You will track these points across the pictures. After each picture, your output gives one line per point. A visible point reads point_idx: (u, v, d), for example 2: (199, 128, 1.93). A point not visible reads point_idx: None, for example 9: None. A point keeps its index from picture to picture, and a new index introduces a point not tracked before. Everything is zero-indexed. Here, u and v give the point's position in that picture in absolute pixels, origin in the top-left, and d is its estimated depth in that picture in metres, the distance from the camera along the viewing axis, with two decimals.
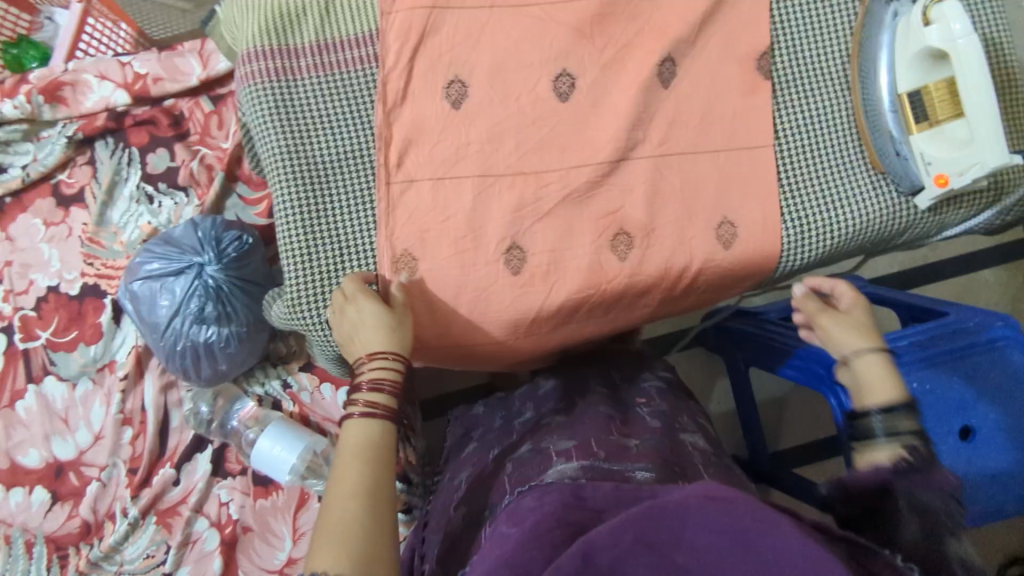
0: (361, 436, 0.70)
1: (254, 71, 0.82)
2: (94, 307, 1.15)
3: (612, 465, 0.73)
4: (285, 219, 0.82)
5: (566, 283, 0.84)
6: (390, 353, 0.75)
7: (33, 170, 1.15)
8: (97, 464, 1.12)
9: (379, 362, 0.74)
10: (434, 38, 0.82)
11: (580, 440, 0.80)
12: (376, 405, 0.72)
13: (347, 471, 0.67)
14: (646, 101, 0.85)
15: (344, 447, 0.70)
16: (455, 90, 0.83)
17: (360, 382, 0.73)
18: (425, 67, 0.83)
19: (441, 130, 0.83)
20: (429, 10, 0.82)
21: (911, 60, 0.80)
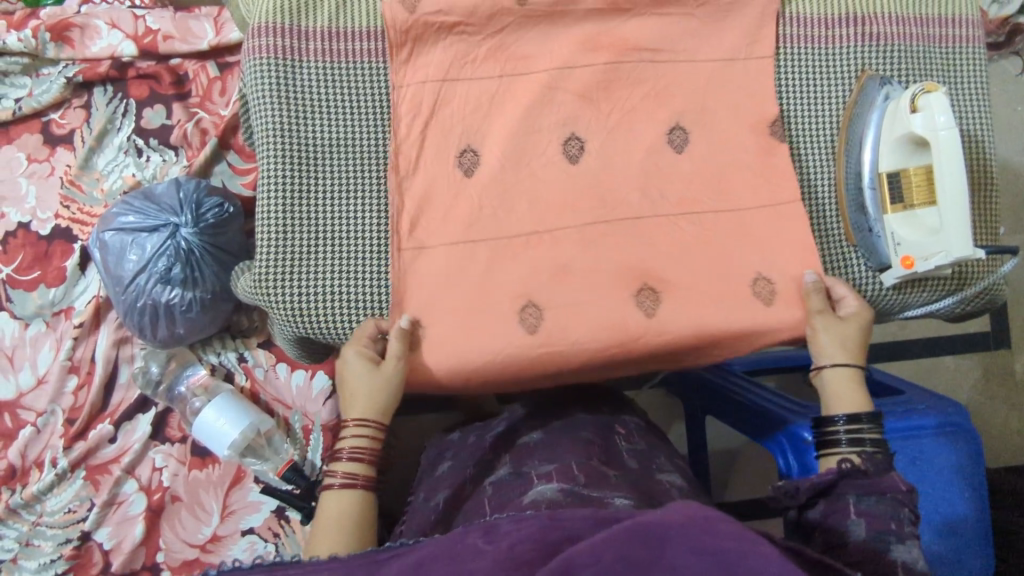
0: (339, 513, 0.75)
1: (260, 46, 0.82)
2: (61, 250, 1.13)
3: (592, 491, 0.77)
4: (267, 194, 0.83)
5: (545, 305, 0.82)
6: (370, 420, 0.80)
7: (26, 104, 1.14)
8: (35, 409, 1.11)
9: (358, 429, 0.79)
10: (445, 110, 0.85)
11: (561, 463, 0.83)
12: (355, 476, 0.77)
13: (323, 542, 0.73)
14: (654, 162, 0.87)
15: (322, 517, 0.76)
16: (468, 159, 0.85)
17: (339, 451, 0.79)
18: (437, 138, 0.84)
19: (453, 195, 0.84)
20: (439, 84, 0.84)
21: (894, 142, 0.83)
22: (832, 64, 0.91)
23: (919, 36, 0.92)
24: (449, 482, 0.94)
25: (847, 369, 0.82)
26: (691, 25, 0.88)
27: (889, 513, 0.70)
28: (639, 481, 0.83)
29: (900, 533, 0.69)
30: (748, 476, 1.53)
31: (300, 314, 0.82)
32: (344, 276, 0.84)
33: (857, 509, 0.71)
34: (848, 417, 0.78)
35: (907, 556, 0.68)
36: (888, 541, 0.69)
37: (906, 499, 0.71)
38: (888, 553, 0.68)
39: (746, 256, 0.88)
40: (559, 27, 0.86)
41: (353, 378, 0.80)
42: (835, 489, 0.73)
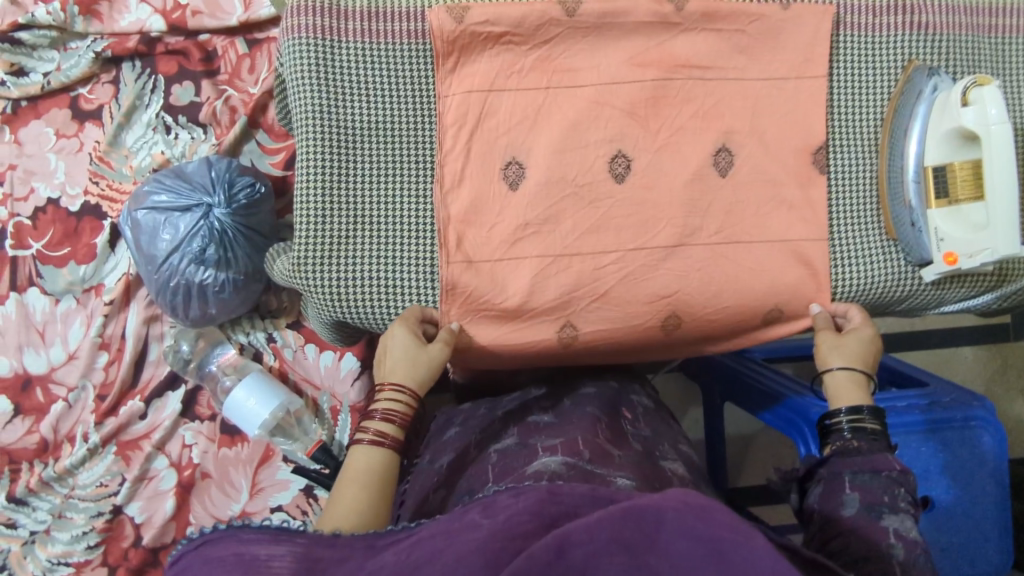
0: (367, 467, 0.72)
1: (300, 26, 0.81)
2: (91, 227, 1.13)
3: (596, 467, 0.76)
4: (305, 178, 0.83)
5: (583, 298, 0.84)
6: (408, 389, 0.79)
7: (54, 79, 1.12)
8: (66, 384, 1.13)
9: (394, 394, 0.78)
10: (490, 121, 0.83)
11: (567, 438, 0.83)
12: (385, 436, 0.75)
13: (344, 494, 0.70)
14: (698, 189, 0.86)
15: (346, 471, 0.72)
16: (512, 172, 0.84)
17: (373, 411, 0.77)
18: (482, 149, 0.83)
19: (498, 213, 0.84)
20: (485, 94, 0.83)
21: (941, 136, 0.81)
22: (879, 53, 0.89)
23: (970, 26, 0.90)
24: (451, 447, 0.94)
25: (856, 372, 0.82)
26: (739, 37, 0.87)
27: (881, 489, 0.71)
28: (642, 464, 0.82)
29: (892, 505, 0.70)
30: (763, 462, 1.54)
31: (337, 299, 0.83)
32: (382, 261, 0.84)
33: (850, 484, 0.73)
34: (849, 408, 0.79)
35: (901, 527, 0.69)
36: (880, 511, 0.70)
37: (900, 478, 0.72)
38: (879, 520, 0.69)
39: (781, 246, 0.87)
40: (607, 41, 0.85)
41: (393, 344, 0.80)
42: (824, 473, 0.75)
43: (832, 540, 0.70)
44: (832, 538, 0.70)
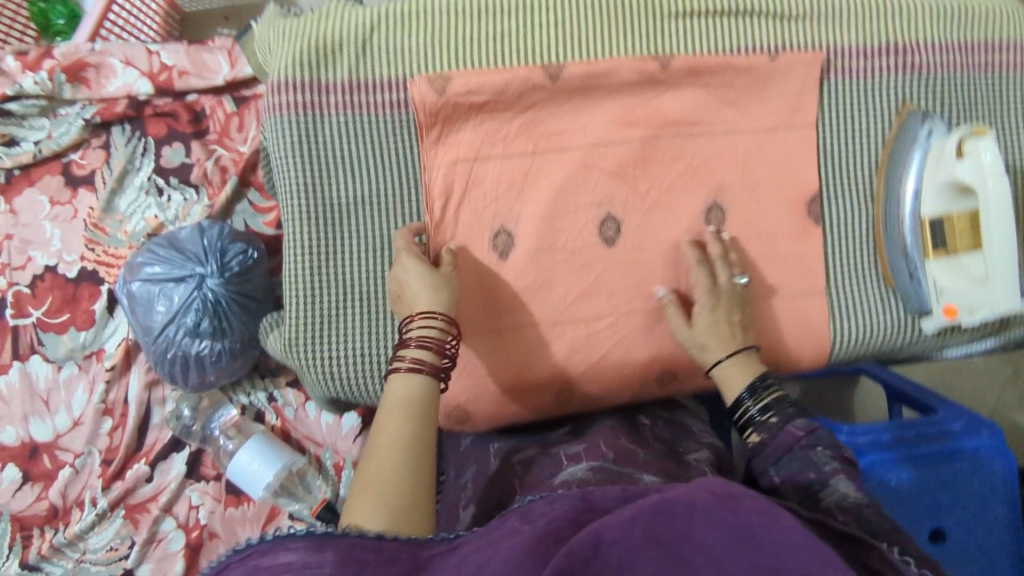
0: (408, 397, 0.66)
1: (281, 103, 0.80)
2: (89, 293, 1.14)
3: (622, 466, 0.72)
4: (292, 255, 0.82)
5: (579, 364, 0.84)
6: (437, 312, 0.72)
7: (45, 147, 1.12)
8: (73, 450, 1.13)
9: (426, 321, 0.71)
10: (476, 190, 0.83)
11: (588, 443, 0.79)
12: (422, 362, 0.69)
13: (390, 425, 0.64)
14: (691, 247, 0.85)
15: (389, 399, 0.66)
16: (502, 241, 0.83)
17: (407, 338, 0.70)
18: (470, 219, 0.82)
19: (489, 283, 0.83)
20: (471, 163, 0.82)
21: (937, 187, 0.79)
22: (872, 98, 0.87)
23: (963, 65, 0.87)
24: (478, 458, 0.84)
25: (740, 354, 0.77)
26: (727, 92, 0.85)
27: (804, 465, 0.68)
28: (669, 460, 0.77)
29: (820, 476, 0.66)
30: None
31: (331, 376, 0.82)
32: (373, 336, 0.82)
33: (779, 476, 0.69)
34: (750, 392, 0.74)
35: (839, 495, 0.64)
36: (815, 490, 0.66)
37: (812, 440, 0.69)
38: (819, 502, 0.64)
39: (780, 303, 0.85)
40: (592, 103, 0.84)
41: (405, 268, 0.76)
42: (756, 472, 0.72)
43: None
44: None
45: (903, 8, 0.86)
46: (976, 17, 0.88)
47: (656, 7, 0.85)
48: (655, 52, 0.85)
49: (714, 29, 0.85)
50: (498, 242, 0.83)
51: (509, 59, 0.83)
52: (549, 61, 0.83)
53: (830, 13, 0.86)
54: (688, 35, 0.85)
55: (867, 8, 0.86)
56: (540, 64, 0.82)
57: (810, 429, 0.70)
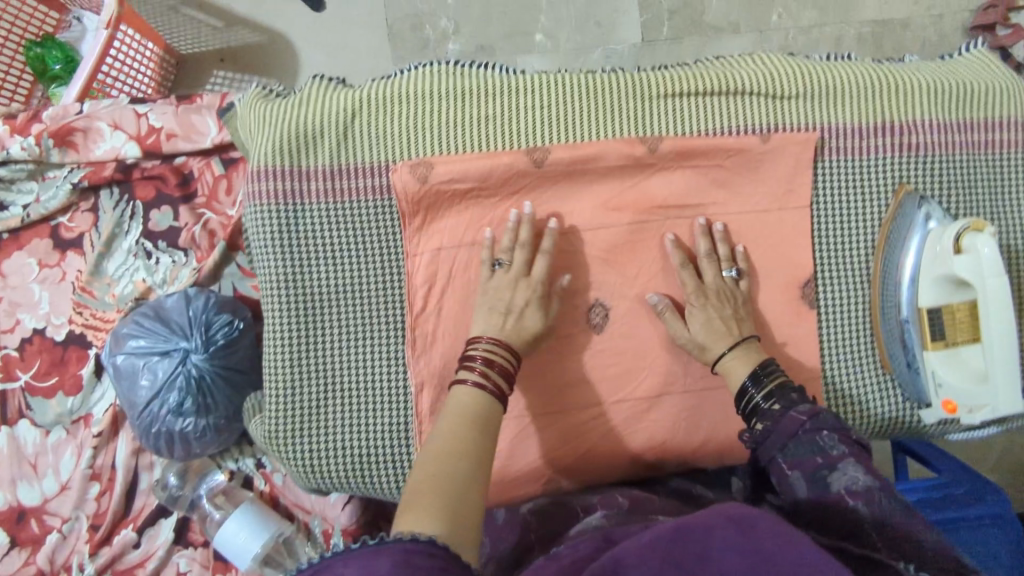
0: (467, 413, 0.65)
1: (262, 192, 0.80)
2: (76, 357, 1.13)
3: (636, 513, 0.71)
4: (273, 344, 0.81)
5: (567, 455, 0.82)
6: (501, 343, 0.73)
7: (34, 211, 1.12)
8: (60, 515, 1.11)
9: (492, 344, 0.72)
10: (460, 277, 0.81)
11: (604, 495, 0.77)
12: (487, 380, 0.69)
13: (455, 433, 0.63)
14: None
15: (453, 408, 0.66)
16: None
17: (473, 355, 0.71)
18: (455, 306, 0.81)
19: None
20: (455, 250, 0.81)
21: (933, 279, 0.77)
22: (867, 178, 0.84)
23: (961, 144, 0.85)
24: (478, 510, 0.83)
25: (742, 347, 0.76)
26: (718, 172, 0.83)
27: (811, 450, 0.65)
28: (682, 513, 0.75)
29: (829, 461, 0.64)
30: None
31: (312, 468, 0.81)
32: (356, 426, 0.81)
33: (786, 462, 0.66)
34: (753, 380, 0.72)
35: (848, 480, 0.63)
36: (824, 477, 0.64)
37: (817, 424, 0.66)
38: (829, 489, 0.63)
39: None
40: (579, 186, 0.83)
41: (494, 290, 0.77)
42: (764, 461, 0.69)
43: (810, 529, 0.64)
44: (808, 527, 0.64)
45: (898, 87, 0.85)
46: (973, 95, 0.86)
47: (643, 88, 0.83)
48: (643, 134, 0.83)
49: (704, 109, 0.84)
50: None
51: (494, 143, 0.82)
52: (534, 143, 0.82)
53: (822, 92, 0.84)
54: (677, 115, 0.83)
55: (860, 88, 0.85)
56: (524, 149, 0.81)
57: (813, 411, 0.67)
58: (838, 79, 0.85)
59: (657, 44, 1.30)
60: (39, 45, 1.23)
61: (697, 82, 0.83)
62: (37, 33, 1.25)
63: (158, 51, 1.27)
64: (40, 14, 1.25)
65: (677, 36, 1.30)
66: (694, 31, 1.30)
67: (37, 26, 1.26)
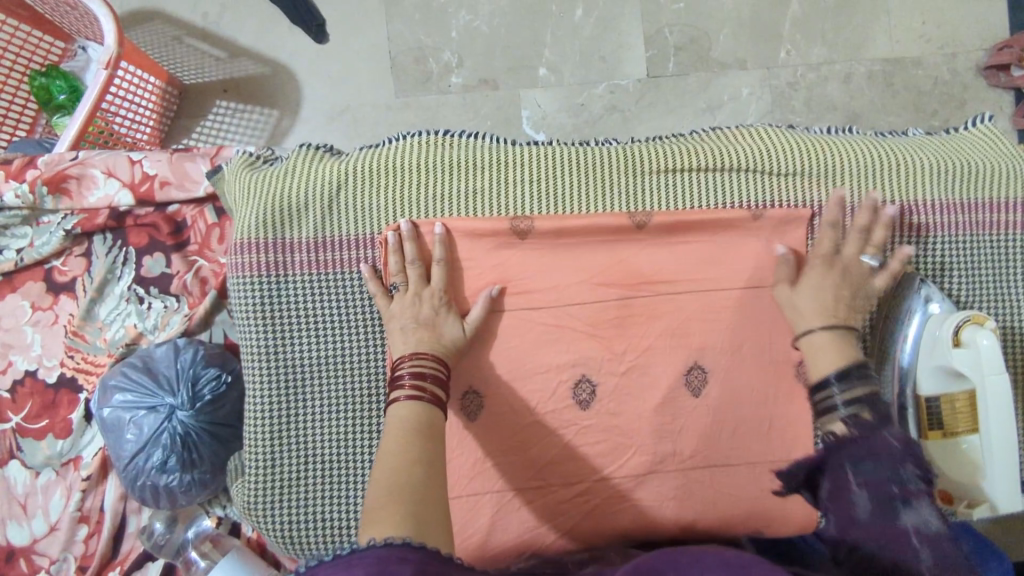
0: (410, 422, 0.67)
1: (245, 264, 0.80)
2: (67, 400, 1.14)
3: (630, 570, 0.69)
4: (255, 415, 0.81)
5: (549, 534, 0.81)
6: (429, 354, 0.74)
7: (27, 256, 1.13)
8: (48, 555, 1.12)
9: (418, 361, 0.73)
10: None
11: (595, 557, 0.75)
12: (424, 389, 0.70)
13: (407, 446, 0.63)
14: (669, 412, 0.82)
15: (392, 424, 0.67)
16: (470, 402, 0.81)
17: (401, 372, 0.72)
18: None
19: (457, 445, 0.82)
20: None
21: (932, 368, 0.76)
22: (864, 258, 0.83)
23: (965, 225, 0.83)
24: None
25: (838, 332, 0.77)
26: (708, 247, 0.83)
27: (889, 475, 0.59)
28: None
29: (905, 494, 0.58)
30: None
31: (291, 540, 0.81)
32: (333, 499, 0.82)
33: (855, 479, 0.60)
34: (838, 374, 0.72)
35: (919, 520, 0.57)
36: (898, 509, 0.58)
37: (905, 455, 0.61)
38: (897, 520, 0.57)
39: (759, 470, 0.83)
40: (569, 260, 0.82)
41: (399, 309, 0.77)
42: (827, 467, 0.64)
43: (851, 554, 0.57)
44: (852, 551, 0.57)
45: (899, 165, 0.83)
46: (977, 174, 0.84)
47: (634, 163, 0.82)
48: (635, 208, 0.82)
49: (697, 185, 0.82)
50: (467, 402, 0.81)
51: (481, 211, 0.82)
52: (521, 214, 0.82)
53: (821, 169, 0.83)
54: (669, 192, 0.82)
55: (860, 165, 0.83)
56: (507, 218, 0.81)
57: (906, 442, 0.62)
58: (836, 155, 0.83)
59: (663, 80, 1.28)
60: (43, 75, 1.24)
61: (692, 158, 0.82)
62: (42, 63, 1.26)
63: (160, 84, 1.27)
64: (44, 44, 1.26)
65: (682, 73, 1.28)
66: (699, 67, 1.28)
67: (41, 55, 1.26)
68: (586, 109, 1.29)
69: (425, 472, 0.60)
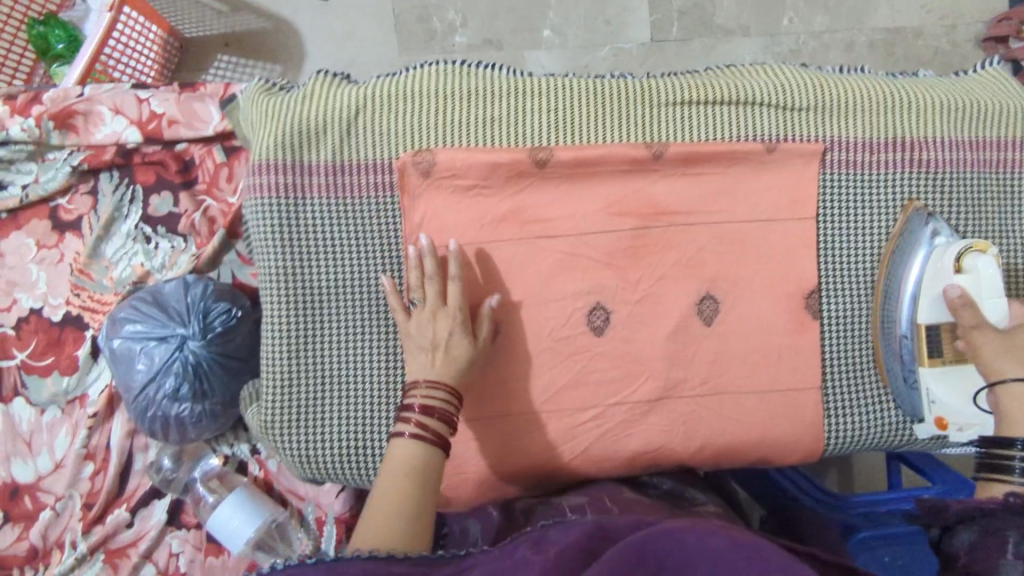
0: (401, 466, 0.68)
1: (264, 185, 0.81)
2: (73, 337, 1.14)
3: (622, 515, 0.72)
4: (272, 335, 0.82)
5: (561, 456, 0.84)
6: (442, 383, 0.73)
7: (32, 193, 1.13)
8: (54, 492, 1.13)
9: (430, 389, 0.73)
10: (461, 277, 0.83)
11: (591, 497, 0.81)
12: (427, 428, 0.70)
13: (400, 492, 0.66)
14: (680, 341, 0.84)
15: (392, 458, 0.69)
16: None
17: (411, 401, 0.72)
18: None
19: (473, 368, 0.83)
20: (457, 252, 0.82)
21: (932, 296, 0.78)
22: (873, 191, 0.85)
23: (964, 161, 0.86)
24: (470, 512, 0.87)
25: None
26: (721, 181, 0.85)
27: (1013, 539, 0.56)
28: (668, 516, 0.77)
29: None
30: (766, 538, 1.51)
31: (306, 458, 0.83)
32: (348, 420, 0.83)
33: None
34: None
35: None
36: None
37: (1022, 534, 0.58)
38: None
39: (767, 397, 0.85)
40: (585, 190, 0.84)
41: (416, 328, 0.76)
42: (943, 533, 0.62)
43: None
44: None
45: (905, 103, 0.86)
46: (977, 114, 0.87)
47: (651, 95, 0.84)
48: (650, 140, 0.84)
49: (710, 118, 0.84)
50: None
51: (501, 139, 0.83)
52: (540, 144, 0.83)
53: (830, 104, 0.85)
54: (683, 123, 0.84)
55: (867, 102, 0.86)
56: (528, 147, 0.82)
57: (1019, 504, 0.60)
58: (845, 92, 0.85)
59: (667, 44, 1.30)
60: (42, 24, 1.22)
61: (704, 91, 0.84)
62: (41, 12, 1.24)
63: (161, 34, 1.26)
64: None
65: (686, 37, 1.30)
66: (704, 32, 1.30)
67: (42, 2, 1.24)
68: (590, 70, 1.30)
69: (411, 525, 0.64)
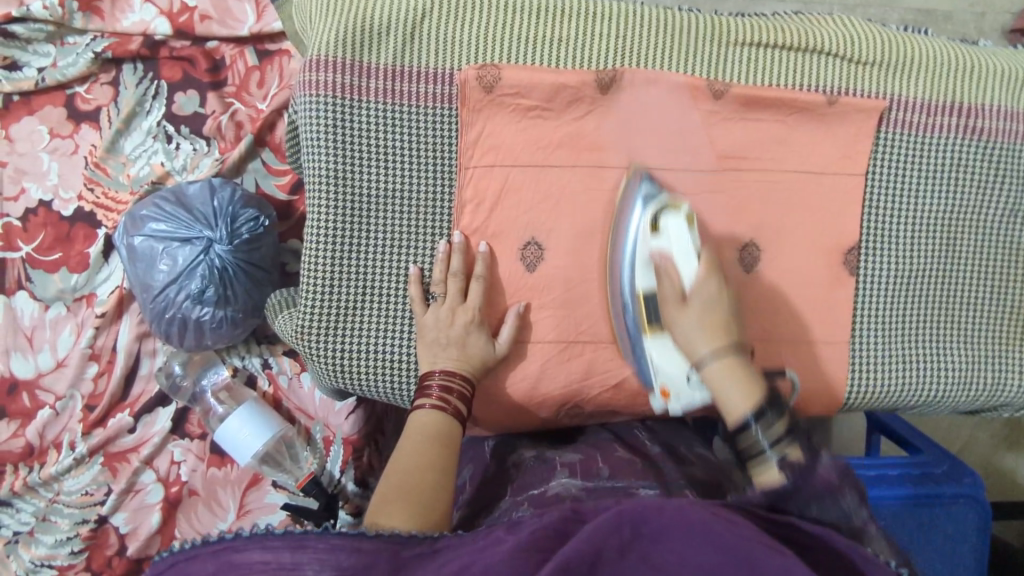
0: (423, 433, 0.71)
1: (319, 82, 0.78)
2: (84, 235, 1.10)
3: (616, 482, 0.70)
4: (313, 238, 0.81)
5: (593, 386, 0.84)
6: (458, 373, 0.76)
7: (49, 76, 1.08)
8: (54, 391, 1.10)
9: (446, 378, 0.76)
10: (512, 198, 0.82)
11: (586, 455, 0.78)
12: (448, 403, 0.74)
13: (423, 452, 0.68)
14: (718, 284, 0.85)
15: (412, 426, 0.72)
16: (531, 253, 0.83)
17: (430, 384, 0.75)
18: (505, 229, 0.83)
19: (513, 290, 0.83)
20: (508, 171, 0.82)
21: (643, 262, 0.77)
22: (924, 152, 0.88)
23: (1004, 132, 0.90)
24: (475, 461, 0.87)
25: (727, 357, 0.68)
26: (778, 128, 0.85)
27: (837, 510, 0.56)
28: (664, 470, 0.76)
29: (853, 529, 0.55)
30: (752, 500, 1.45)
31: (337, 367, 0.81)
32: (386, 330, 0.82)
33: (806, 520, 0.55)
34: (755, 415, 0.64)
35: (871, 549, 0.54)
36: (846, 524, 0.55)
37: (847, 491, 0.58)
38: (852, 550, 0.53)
39: (800, 349, 0.87)
40: (642, 124, 0.83)
41: (433, 320, 0.79)
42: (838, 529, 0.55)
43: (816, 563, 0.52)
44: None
45: (958, 69, 0.88)
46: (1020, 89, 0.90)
47: (724, 33, 0.84)
48: (715, 76, 0.83)
49: (773, 62, 0.85)
50: (528, 251, 0.83)
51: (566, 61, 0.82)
52: (604, 67, 0.82)
53: (893, 59, 0.86)
54: (750, 64, 0.84)
55: (925, 62, 0.87)
56: (594, 71, 0.81)
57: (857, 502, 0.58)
58: (905, 50, 0.87)
59: None
60: None
61: (770, 34, 0.84)
62: None
63: None
64: None
65: None
66: None
67: None
68: None
69: (431, 478, 0.66)
